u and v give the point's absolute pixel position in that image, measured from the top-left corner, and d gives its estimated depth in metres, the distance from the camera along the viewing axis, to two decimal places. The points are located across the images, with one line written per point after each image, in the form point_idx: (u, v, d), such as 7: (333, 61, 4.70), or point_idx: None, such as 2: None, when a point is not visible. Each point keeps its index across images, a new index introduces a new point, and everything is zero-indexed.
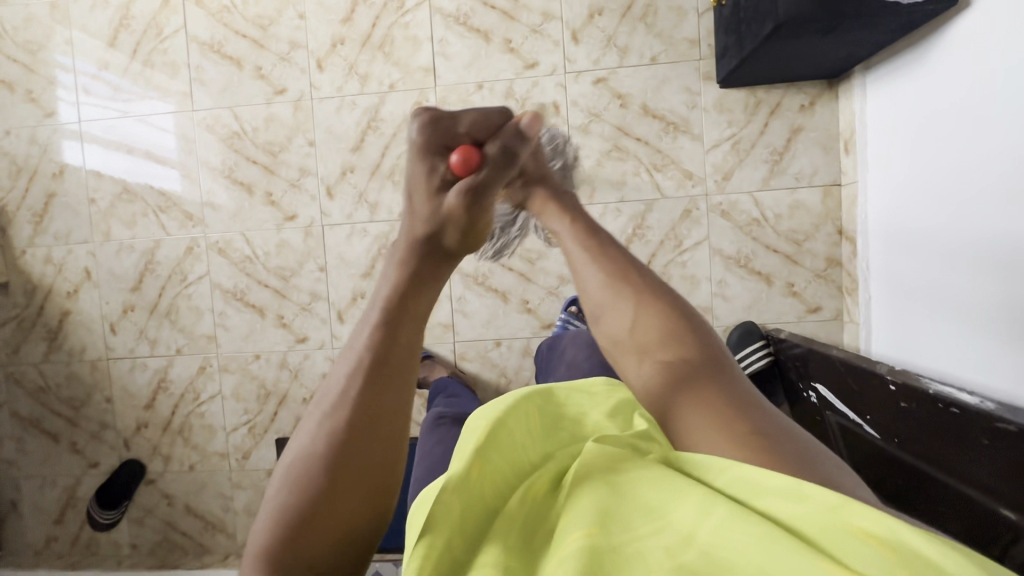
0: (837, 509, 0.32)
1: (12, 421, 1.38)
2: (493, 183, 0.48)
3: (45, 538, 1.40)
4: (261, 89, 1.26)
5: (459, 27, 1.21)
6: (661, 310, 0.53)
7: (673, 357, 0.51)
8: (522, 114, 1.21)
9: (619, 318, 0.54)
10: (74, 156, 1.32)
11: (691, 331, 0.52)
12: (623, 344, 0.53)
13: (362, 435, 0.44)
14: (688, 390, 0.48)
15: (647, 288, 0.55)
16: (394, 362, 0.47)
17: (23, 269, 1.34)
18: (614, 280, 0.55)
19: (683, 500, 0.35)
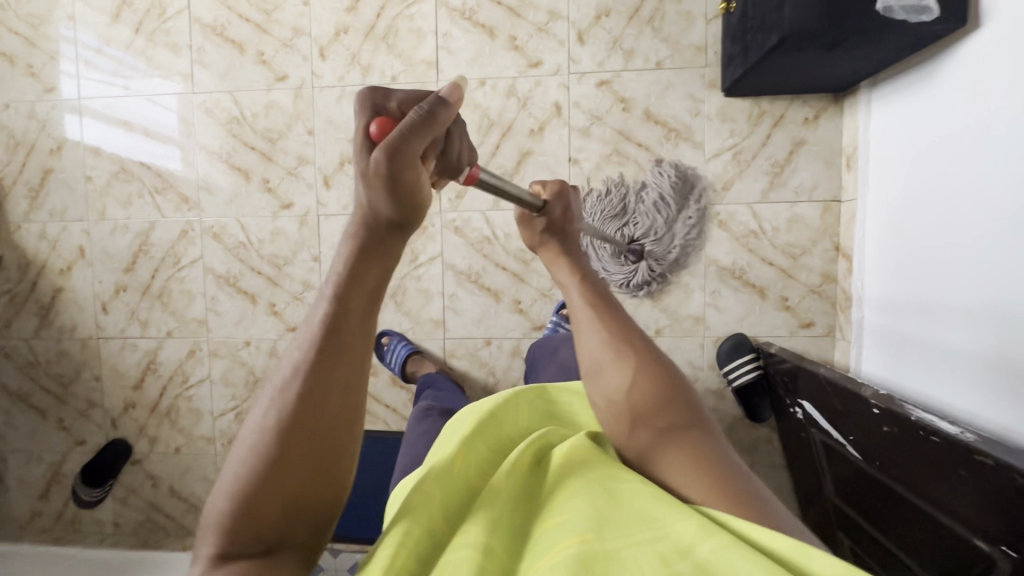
0: (843, 570, 0.33)
1: (1, 395, 1.38)
2: (407, 132, 0.40)
3: (30, 512, 1.40)
4: (263, 75, 1.25)
5: (464, 21, 1.19)
6: (658, 377, 0.56)
7: (666, 425, 0.53)
8: (524, 113, 1.20)
9: (616, 383, 0.56)
10: (73, 130, 1.31)
11: (684, 400, 0.55)
12: (618, 409, 0.56)
13: (317, 416, 0.41)
14: (678, 460, 0.51)
15: (646, 354, 0.57)
16: (345, 341, 0.43)
17: (17, 244, 1.34)
18: (615, 346, 0.57)
19: (684, 518, 0.38)
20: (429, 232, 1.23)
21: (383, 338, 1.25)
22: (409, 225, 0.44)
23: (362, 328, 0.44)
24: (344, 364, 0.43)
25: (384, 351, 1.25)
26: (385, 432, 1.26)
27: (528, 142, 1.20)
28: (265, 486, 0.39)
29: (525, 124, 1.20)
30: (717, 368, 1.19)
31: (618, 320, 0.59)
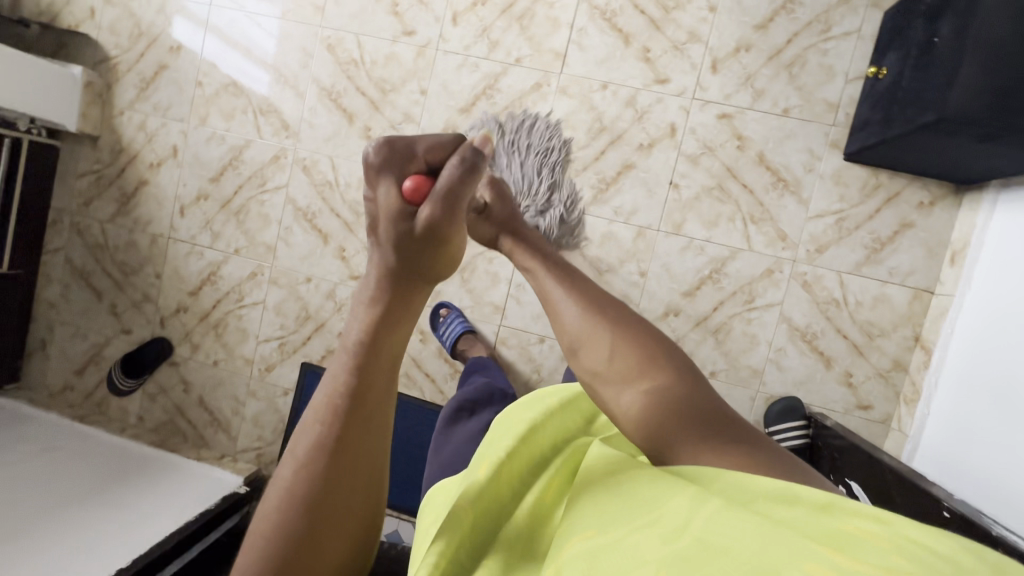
0: (824, 508, 0.34)
1: (64, 267, 1.42)
2: (445, 188, 0.42)
3: (62, 385, 1.44)
4: (392, 26, 1.25)
5: (603, 22, 1.19)
6: (639, 334, 0.49)
7: (654, 384, 0.47)
8: (637, 127, 1.19)
9: (599, 350, 0.49)
10: (193, 42, 1.33)
11: (669, 354, 0.49)
12: (605, 376, 0.48)
13: (339, 499, 0.47)
14: (685, 429, 0.45)
15: (621, 314, 0.51)
16: (367, 402, 0.48)
17: (116, 129, 1.37)
18: (589, 304, 0.51)
19: (672, 498, 0.37)
20: None
21: (442, 309, 1.26)
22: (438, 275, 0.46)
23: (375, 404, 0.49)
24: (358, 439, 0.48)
25: (438, 323, 1.25)
26: (419, 399, 1.27)
27: (634, 155, 1.19)
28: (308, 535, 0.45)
29: (636, 137, 1.19)
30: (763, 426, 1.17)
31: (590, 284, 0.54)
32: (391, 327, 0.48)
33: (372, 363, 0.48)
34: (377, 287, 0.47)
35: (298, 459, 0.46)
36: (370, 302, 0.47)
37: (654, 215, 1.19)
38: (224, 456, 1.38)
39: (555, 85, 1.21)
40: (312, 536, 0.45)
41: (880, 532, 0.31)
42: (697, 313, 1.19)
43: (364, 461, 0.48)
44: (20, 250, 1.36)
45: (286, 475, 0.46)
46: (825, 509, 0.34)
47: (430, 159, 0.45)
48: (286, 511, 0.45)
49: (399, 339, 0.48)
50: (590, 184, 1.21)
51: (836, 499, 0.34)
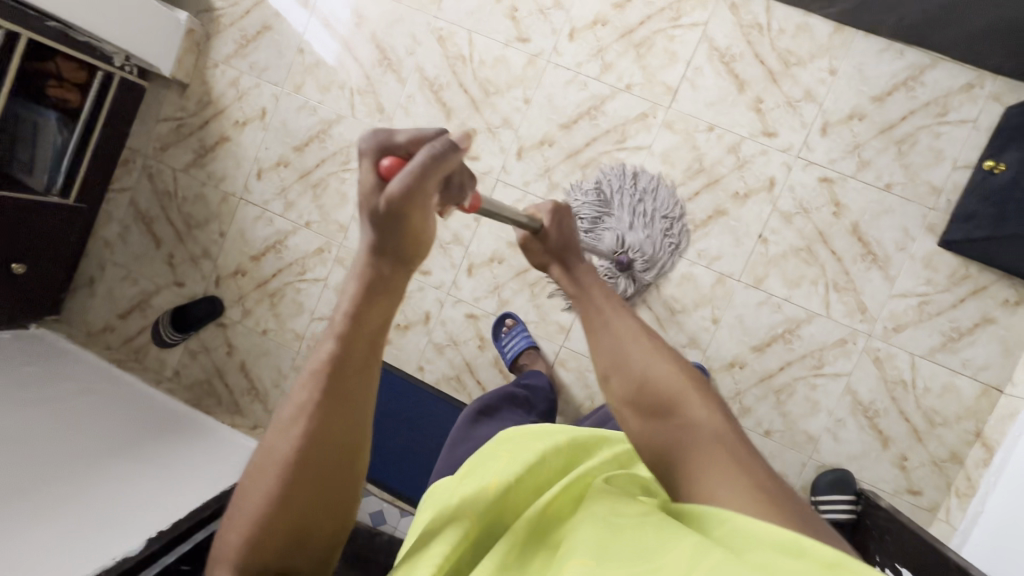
0: (830, 565, 0.35)
1: (127, 209, 1.40)
2: (414, 176, 0.43)
3: (103, 325, 1.42)
4: (507, 29, 1.24)
5: (721, 65, 1.18)
6: (662, 368, 0.55)
7: (681, 417, 0.51)
8: (736, 175, 1.18)
9: (626, 382, 0.55)
10: (296, 21, 1.31)
11: (692, 386, 0.53)
12: (630, 403, 0.54)
13: (309, 489, 0.51)
14: (703, 459, 0.48)
15: (648, 347, 0.57)
16: (350, 375, 0.51)
17: (207, 80, 1.35)
18: (620, 336, 0.59)
19: (675, 550, 0.39)
20: None
21: (507, 319, 1.24)
22: (412, 259, 0.48)
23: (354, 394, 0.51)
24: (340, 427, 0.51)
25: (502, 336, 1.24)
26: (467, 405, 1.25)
27: (727, 202, 1.18)
28: (293, 498, 0.50)
29: (733, 184, 1.18)
30: (810, 494, 1.16)
31: (629, 320, 0.61)
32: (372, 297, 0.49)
33: (353, 335, 0.50)
34: (359, 268, 0.49)
35: (285, 423, 0.51)
36: (354, 278, 0.50)
37: (737, 264, 1.18)
38: (257, 426, 1.36)
39: (661, 118, 1.20)
40: (292, 500, 0.50)
41: None
42: (762, 369, 1.18)
43: (342, 434, 0.51)
44: (88, 185, 1.34)
45: (274, 439, 0.52)
46: (830, 565, 0.35)
47: (414, 148, 0.48)
48: (271, 472, 0.51)
49: (381, 308, 0.50)
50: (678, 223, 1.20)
51: (843, 559, 0.35)
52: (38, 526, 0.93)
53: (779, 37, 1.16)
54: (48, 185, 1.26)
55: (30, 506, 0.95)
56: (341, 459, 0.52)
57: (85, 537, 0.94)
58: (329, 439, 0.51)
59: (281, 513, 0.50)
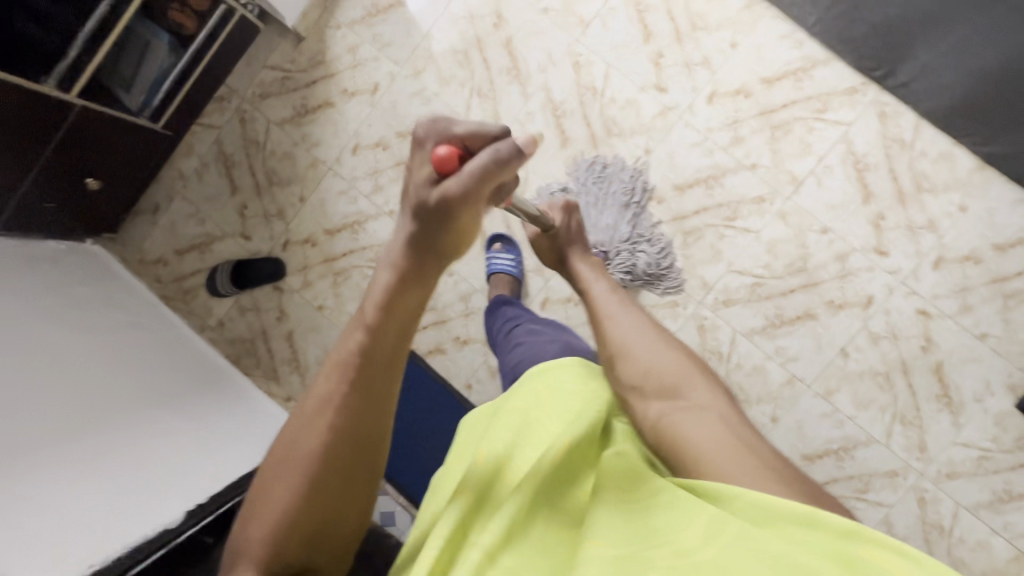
0: (840, 533, 0.44)
1: (211, 146, 1.35)
2: (474, 175, 0.48)
3: (156, 256, 1.38)
4: (647, 74, 1.20)
5: (853, 170, 1.15)
6: (665, 353, 0.69)
7: (682, 394, 0.64)
8: (836, 283, 1.16)
9: (633, 367, 0.68)
10: (425, 18, 1.26)
11: (694, 370, 0.67)
12: (637, 386, 0.66)
13: (340, 470, 0.56)
14: (692, 414, 0.61)
15: (655, 335, 0.71)
16: (376, 361, 0.55)
17: (325, 39, 1.29)
18: (637, 323, 0.73)
19: (692, 525, 0.48)
20: (677, 310, 1.20)
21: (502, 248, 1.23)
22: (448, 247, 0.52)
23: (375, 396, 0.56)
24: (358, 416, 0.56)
25: (486, 257, 1.23)
26: None
27: (820, 308, 1.16)
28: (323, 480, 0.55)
29: (831, 291, 1.16)
30: None
31: (637, 309, 0.76)
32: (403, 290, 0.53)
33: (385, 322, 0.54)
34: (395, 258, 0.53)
35: (313, 415, 0.56)
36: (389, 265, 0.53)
37: (812, 371, 1.17)
38: (290, 398, 1.33)
39: (777, 206, 1.17)
40: (320, 481, 0.55)
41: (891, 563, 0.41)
42: None
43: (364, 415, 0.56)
44: (178, 114, 1.29)
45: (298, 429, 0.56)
46: (843, 534, 0.44)
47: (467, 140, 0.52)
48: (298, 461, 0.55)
49: (410, 302, 0.54)
50: (765, 313, 1.18)
51: (856, 528, 0.44)
52: (82, 473, 0.87)
53: (918, 158, 1.13)
54: (141, 108, 1.21)
55: (73, 452, 0.89)
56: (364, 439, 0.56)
57: (125, 495, 0.90)
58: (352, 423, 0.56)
59: (312, 496, 0.55)
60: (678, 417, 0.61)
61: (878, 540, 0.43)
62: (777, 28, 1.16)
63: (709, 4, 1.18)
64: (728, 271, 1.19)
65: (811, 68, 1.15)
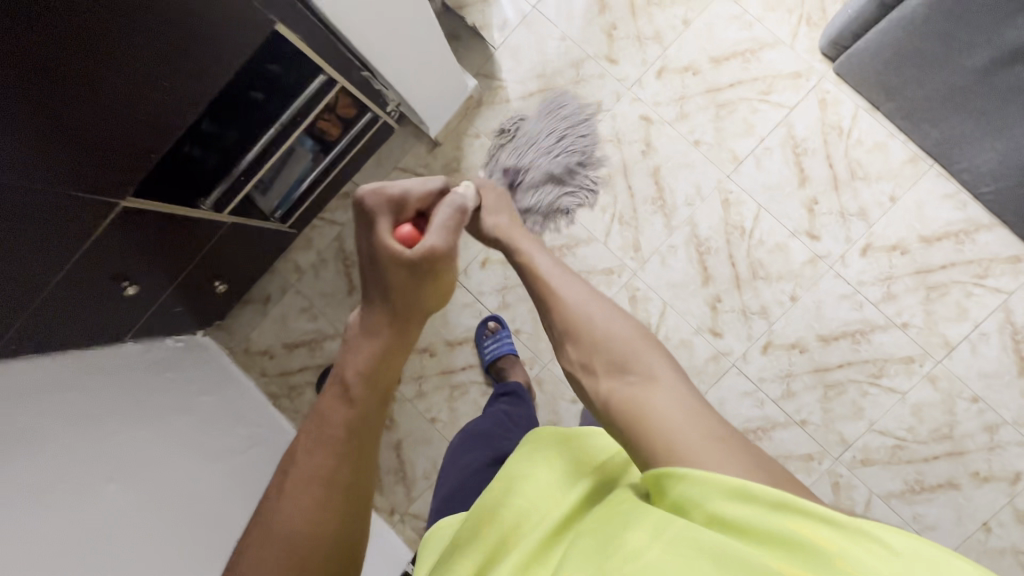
0: (773, 507, 0.38)
1: (331, 243, 1.32)
2: (446, 227, 0.53)
3: (263, 348, 1.34)
4: (799, 219, 1.17)
5: (1010, 340, 1.11)
6: (613, 328, 0.54)
7: (639, 386, 0.50)
8: (983, 455, 1.12)
9: (580, 343, 0.55)
10: None
11: (641, 344, 0.53)
12: (587, 369, 0.54)
13: (321, 550, 0.51)
14: (655, 402, 0.48)
15: (601, 308, 0.57)
16: (362, 427, 0.54)
17: (462, 147, 1.27)
18: (567, 303, 0.57)
19: (637, 526, 0.40)
20: (812, 464, 1.16)
21: None
22: (425, 304, 0.54)
23: (353, 490, 0.54)
24: (334, 503, 0.52)
25: None
26: None
27: (964, 478, 1.12)
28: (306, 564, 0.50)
29: (977, 462, 1.12)
30: None
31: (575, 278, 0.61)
32: (387, 359, 0.54)
33: (371, 387, 0.54)
34: (374, 327, 0.54)
35: (296, 486, 0.52)
36: (368, 335, 0.54)
37: (951, 542, 1.12)
38: (393, 511, 1.27)
39: (927, 368, 1.13)
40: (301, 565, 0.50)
41: (811, 527, 0.36)
42: None
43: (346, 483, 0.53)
44: (304, 213, 1.26)
45: (277, 501, 0.52)
46: (778, 507, 0.37)
47: (419, 200, 0.56)
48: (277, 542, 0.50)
49: (394, 371, 0.55)
50: (905, 478, 1.14)
51: (787, 498, 0.37)
52: None
53: None
54: (274, 210, 1.17)
55: None
56: (348, 509, 0.53)
57: None
58: (333, 487, 0.52)
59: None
60: (639, 400, 0.48)
61: (801, 506, 0.37)
62: (941, 186, 1.13)
63: (871, 154, 1.15)
64: (870, 430, 1.15)
65: (973, 232, 1.12)
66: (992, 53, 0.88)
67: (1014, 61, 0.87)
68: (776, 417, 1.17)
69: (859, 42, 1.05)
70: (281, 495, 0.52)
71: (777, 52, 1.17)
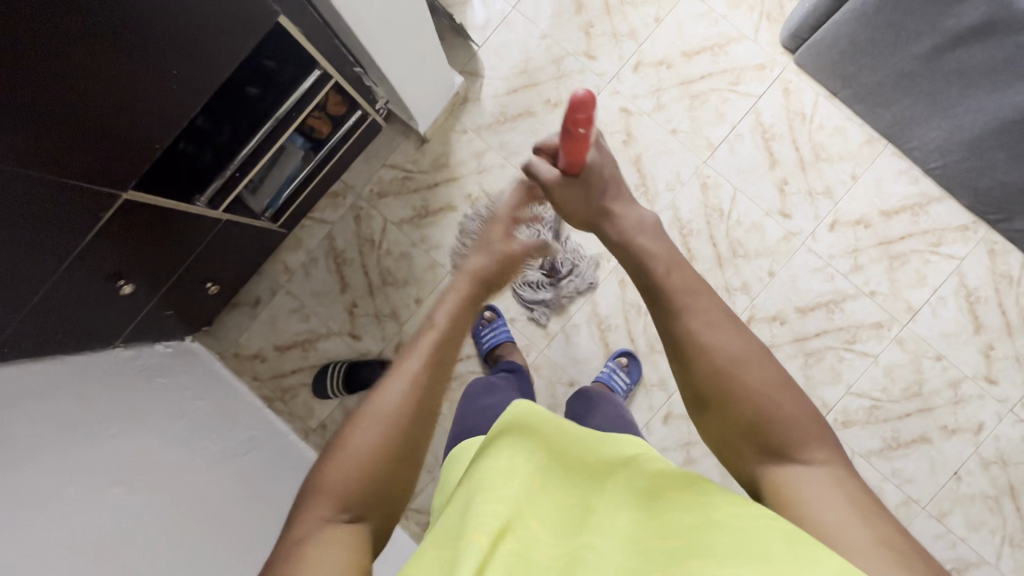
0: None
1: (321, 242, 1.32)
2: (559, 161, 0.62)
3: (254, 351, 1.32)
4: (772, 199, 1.25)
5: (965, 302, 1.22)
6: (773, 400, 0.48)
7: (801, 467, 0.47)
8: (950, 409, 1.21)
9: (736, 412, 0.49)
10: (556, 130, 1.28)
11: (806, 423, 0.48)
12: (739, 440, 0.49)
13: (401, 449, 0.51)
14: (816, 491, 0.45)
15: (760, 373, 0.49)
16: (455, 338, 0.57)
17: (449, 143, 1.30)
18: (720, 354, 0.50)
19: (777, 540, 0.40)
20: None
21: (623, 356, 1.24)
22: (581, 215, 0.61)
23: (438, 400, 0.54)
24: (425, 406, 0.53)
25: (608, 366, 1.22)
26: None
27: (934, 432, 1.21)
28: (386, 456, 0.50)
29: (943, 416, 1.21)
30: None
31: (723, 313, 0.51)
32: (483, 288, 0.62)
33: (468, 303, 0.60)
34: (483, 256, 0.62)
35: (396, 378, 0.53)
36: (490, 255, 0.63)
37: (927, 492, 1.21)
38: None
39: (895, 332, 1.22)
40: (386, 453, 0.50)
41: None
42: None
43: (436, 388, 0.54)
44: (294, 213, 1.26)
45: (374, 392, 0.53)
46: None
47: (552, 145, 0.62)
48: (372, 425, 0.51)
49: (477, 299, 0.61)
50: (882, 435, 1.22)
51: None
52: None
53: None
54: (264, 210, 1.15)
55: None
56: (430, 415, 0.53)
57: None
58: (426, 388, 0.53)
59: (383, 471, 0.50)
60: (802, 482, 0.46)
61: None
62: (895, 164, 1.23)
63: (832, 137, 1.24)
64: (848, 393, 1.23)
65: (926, 205, 1.23)
66: (934, 40, 0.98)
67: (954, 45, 0.97)
68: None
69: (817, 34, 1.14)
70: (380, 384, 0.53)
71: (743, 46, 1.26)
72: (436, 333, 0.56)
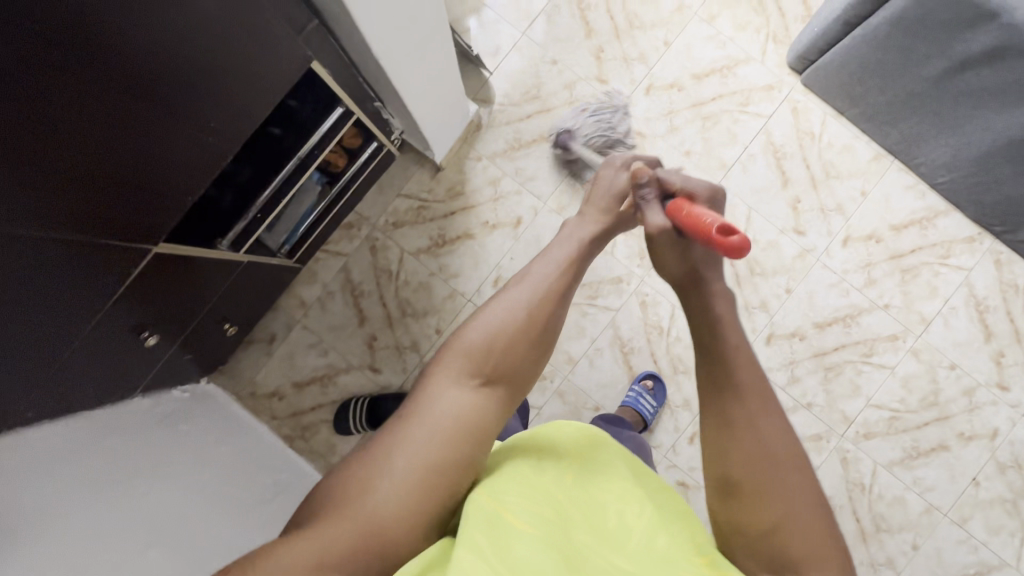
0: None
1: (337, 274, 1.29)
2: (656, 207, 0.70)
3: (271, 389, 1.29)
4: (786, 217, 1.27)
5: (975, 312, 1.25)
6: (800, 509, 0.53)
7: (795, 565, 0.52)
8: (965, 417, 1.24)
9: (752, 498, 0.54)
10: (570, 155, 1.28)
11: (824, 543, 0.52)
12: (743, 515, 0.55)
13: (528, 340, 0.64)
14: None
15: (795, 482, 0.54)
16: (574, 270, 0.72)
17: (464, 170, 1.29)
18: (757, 441, 0.55)
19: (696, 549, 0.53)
20: (821, 443, 1.24)
21: (647, 378, 1.24)
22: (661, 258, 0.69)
23: (555, 317, 0.67)
24: (551, 312, 0.67)
25: (633, 390, 1.23)
26: None
27: (951, 439, 1.24)
28: (517, 339, 0.64)
29: (959, 423, 1.24)
30: None
31: (781, 426, 0.56)
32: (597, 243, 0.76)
33: (590, 251, 0.75)
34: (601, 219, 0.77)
35: (532, 282, 0.68)
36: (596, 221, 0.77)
37: (948, 499, 1.23)
38: None
39: (910, 343, 1.25)
40: (517, 337, 0.64)
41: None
42: None
43: (558, 302, 0.68)
44: (310, 247, 1.23)
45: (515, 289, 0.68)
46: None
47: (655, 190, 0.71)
48: (512, 312, 0.65)
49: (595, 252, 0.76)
50: (902, 446, 1.24)
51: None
52: None
53: None
54: (280, 245, 1.11)
55: None
56: (551, 324, 0.67)
57: None
58: (553, 297, 0.68)
59: (508, 350, 0.63)
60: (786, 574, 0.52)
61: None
62: (903, 179, 1.26)
63: (841, 154, 1.27)
64: (868, 406, 1.25)
65: (934, 218, 1.26)
66: (944, 63, 1.01)
67: (963, 69, 0.99)
68: (785, 403, 1.25)
69: (825, 57, 1.17)
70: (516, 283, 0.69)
71: (750, 67, 1.28)
72: (563, 256, 0.72)
